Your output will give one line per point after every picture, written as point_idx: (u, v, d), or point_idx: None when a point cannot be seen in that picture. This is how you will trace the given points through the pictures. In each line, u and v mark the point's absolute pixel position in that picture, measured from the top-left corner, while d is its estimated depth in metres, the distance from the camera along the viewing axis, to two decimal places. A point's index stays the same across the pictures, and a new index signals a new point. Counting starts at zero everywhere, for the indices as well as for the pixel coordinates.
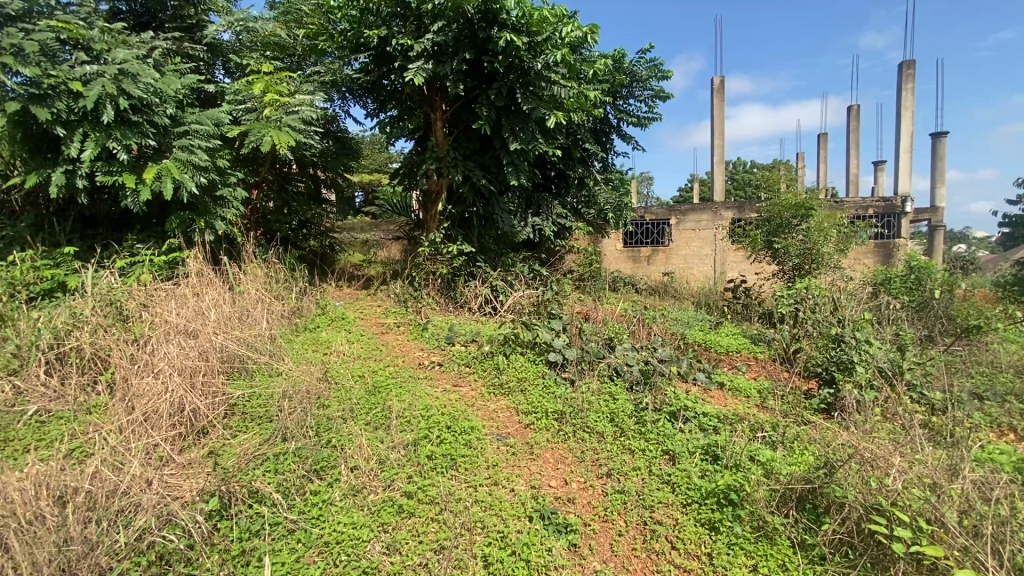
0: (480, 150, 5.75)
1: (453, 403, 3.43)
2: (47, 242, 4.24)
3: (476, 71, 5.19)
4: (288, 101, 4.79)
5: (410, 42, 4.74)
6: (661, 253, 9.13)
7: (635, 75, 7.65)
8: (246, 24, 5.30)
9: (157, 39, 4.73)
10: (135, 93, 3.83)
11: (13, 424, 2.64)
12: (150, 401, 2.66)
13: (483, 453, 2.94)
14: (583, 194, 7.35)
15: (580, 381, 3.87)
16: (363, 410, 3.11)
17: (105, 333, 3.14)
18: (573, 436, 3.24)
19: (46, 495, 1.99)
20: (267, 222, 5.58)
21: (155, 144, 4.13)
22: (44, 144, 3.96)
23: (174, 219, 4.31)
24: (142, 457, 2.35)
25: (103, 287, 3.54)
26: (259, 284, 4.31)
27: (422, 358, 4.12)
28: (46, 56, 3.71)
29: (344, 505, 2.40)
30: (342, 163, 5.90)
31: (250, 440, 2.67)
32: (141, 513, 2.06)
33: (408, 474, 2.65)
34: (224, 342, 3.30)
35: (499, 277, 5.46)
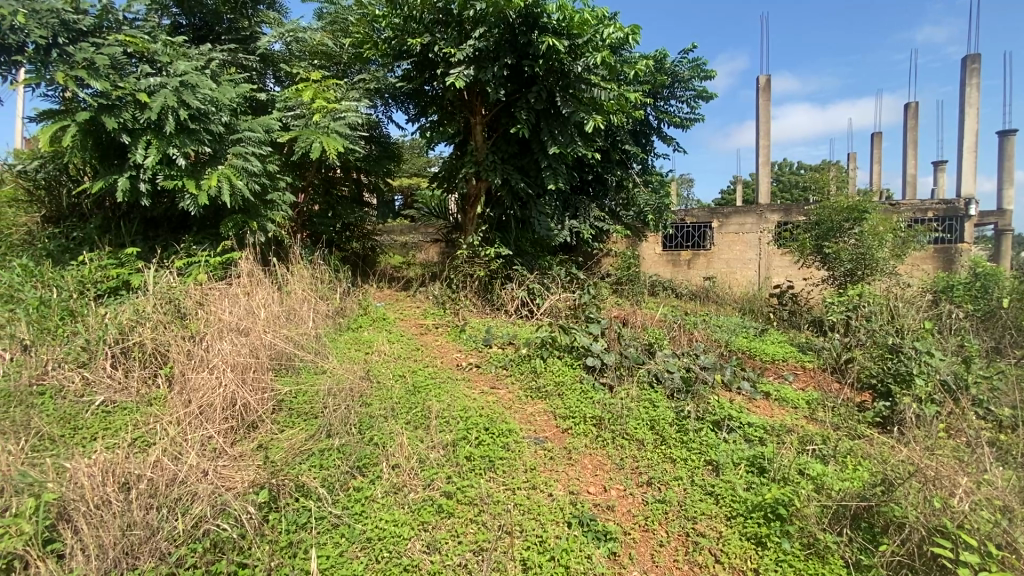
0: (519, 154, 5.77)
1: (491, 405, 3.44)
2: (113, 243, 4.53)
3: (516, 75, 5.21)
4: (335, 108, 4.98)
5: (452, 48, 4.78)
6: (702, 257, 8.90)
7: (676, 76, 7.50)
8: (295, 35, 5.50)
9: (214, 51, 4.99)
10: (194, 103, 4.05)
11: (83, 413, 2.82)
12: (206, 395, 2.79)
13: (521, 457, 2.93)
14: (622, 197, 7.26)
15: (619, 387, 3.80)
16: (403, 408, 3.17)
17: (165, 330, 3.32)
18: (612, 442, 3.18)
19: (112, 481, 2.11)
20: (312, 225, 5.78)
21: (211, 151, 4.35)
22: (112, 152, 4.23)
23: (228, 222, 4.54)
24: (198, 448, 2.46)
25: (163, 286, 3.75)
26: (305, 284, 4.46)
27: (460, 359, 4.16)
28: (115, 69, 3.96)
29: (385, 502, 2.45)
30: (385, 167, 6.04)
31: (297, 435, 2.77)
32: (197, 501, 2.15)
33: (447, 474, 2.67)
34: (273, 340, 3.44)
35: (536, 280, 5.46)
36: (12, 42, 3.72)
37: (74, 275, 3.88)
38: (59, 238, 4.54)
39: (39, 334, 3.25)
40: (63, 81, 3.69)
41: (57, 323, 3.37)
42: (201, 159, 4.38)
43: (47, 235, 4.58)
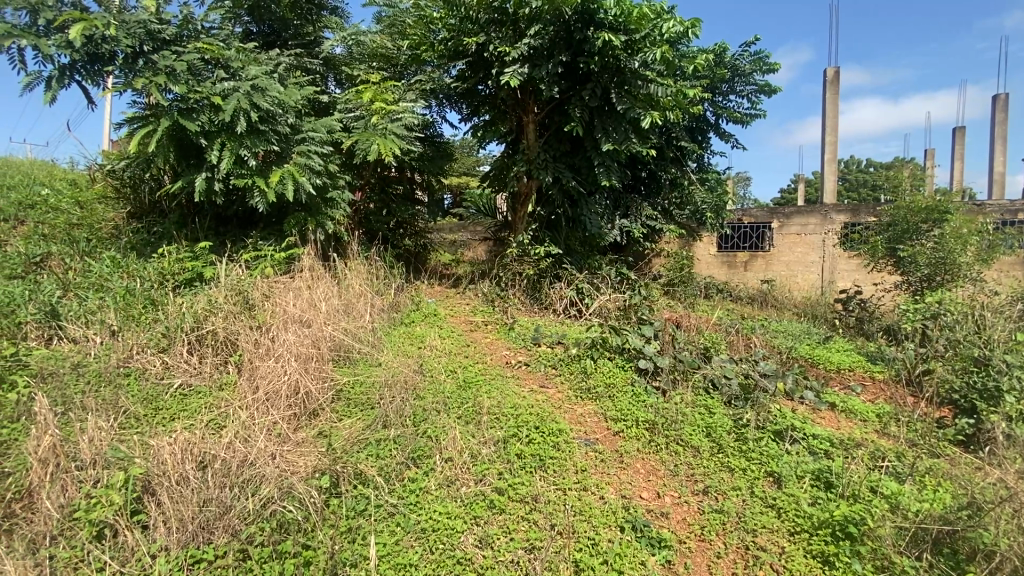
0: (571, 152, 5.72)
1: (540, 404, 3.42)
2: (188, 237, 4.86)
3: (571, 72, 5.16)
4: (393, 109, 5.12)
5: (506, 47, 4.80)
6: (761, 259, 8.51)
7: (737, 70, 7.21)
8: (356, 38, 5.68)
9: (282, 56, 5.24)
10: (264, 106, 4.27)
11: (163, 394, 3.02)
12: (272, 382, 2.94)
13: (572, 456, 2.90)
14: (676, 195, 7.05)
15: (672, 392, 3.69)
16: (455, 403, 3.21)
17: (235, 320, 3.53)
18: (666, 448, 3.10)
19: (191, 459, 2.25)
20: (368, 222, 5.96)
21: (278, 151, 4.57)
22: (190, 153, 4.53)
23: (292, 219, 4.77)
24: (265, 432, 2.58)
25: (233, 278, 3.98)
26: (361, 279, 4.61)
27: (509, 357, 4.17)
28: (192, 75, 4.22)
29: (439, 495, 2.49)
30: (438, 166, 6.15)
31: (355, 424, 2.87)
32: (266, 483, 2.27)
33: (499, 470, 2.69)
34: (333, 333, 3.60)
35: (586, 280, 5.41)
36: (105, 52, 4.00)
37: (155, 267, 4.18)
38: (143, 232, 4.91)
39: (125, 321, 3.52)
40: (148, 87, 3.96)
41: (140, 311, 3.64)
42: (269, 158, 4.62)
43: (132, 230, 4.96)
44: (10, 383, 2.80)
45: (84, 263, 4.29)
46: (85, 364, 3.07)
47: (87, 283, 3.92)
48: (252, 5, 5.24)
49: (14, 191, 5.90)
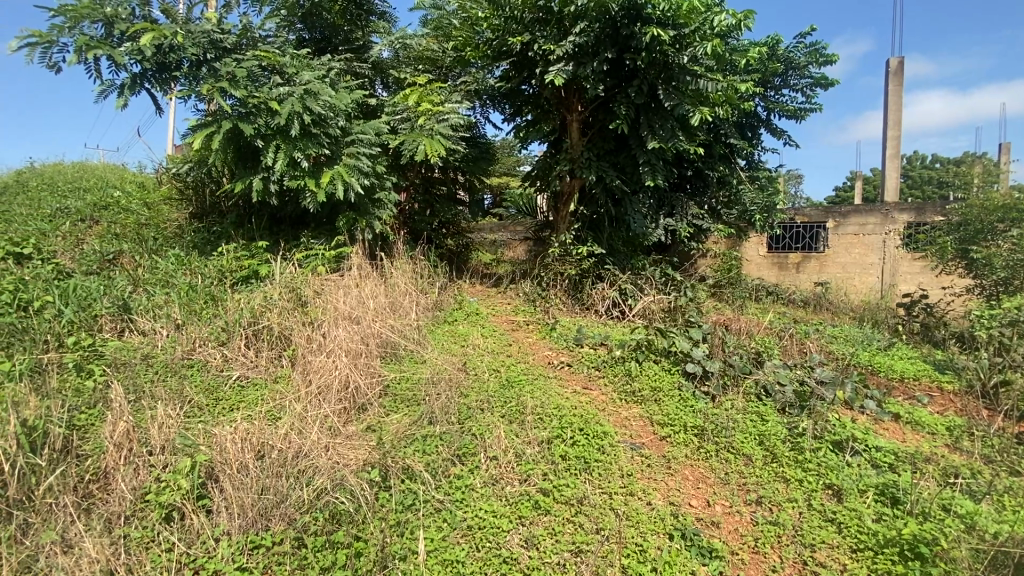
0: (616, 151, 5.62)
1: (584, 406, 3.37)
2: (245, 236, 5.09)
3: (617, 70, 5.08)
4: (440, 110, 5.18)
5: (552, 46, 4.77)
6: (815, 261, 8.11)
7: (791, 63, 6.90)
8: (404, 42, 5.76)
9: (334, 61, 5.41)
10: (316, 109, 4.43)
11: (223, 385, 3.17)
12: (324, 376, 3.04)
13: (617, 460, 2.84)
14: (724, 194, 6.82)
15: (722, 397, 3.56)
16: (499, 402, 3.21)
17: (289, 316, 3.67)
18: (716, 455, 3.00)
19: (250, 448, 2.35)
20: (413, 222, 6.07)
21: (329, 153, 4.73)
22: (247, 155, 4.74)
23: (342, 219, 4.93)
24: (318, 425, 2.67)
25: (287, 276, 4.14)
26: (407, 278, 4.70)
27: (552, 357, 4.14)
28: (251, 81, 4.41)
29: (485, 493, 2.50)
30: (481, 166, 6.20)
31: (402, 420, 2.92)
32: (319, 474, 2.34)
33: (544, 470, 2.67)
34: (380, 329, 3.69)
35: (629, 280, 5.31)
36: (172, 60, 4.24)
37: (216, 265, 4.41)
38: (203, 232, 5.18)
39: (189, 316, 3.72)
40: (210, 93, 4.16)
41: (202, 306, 3.85)
42: (320, 160, 4.78)
43: (194, 230, 5.24)
44: (88, 371, 3.01)
45: (152, 260, 4.57)
46: (154, 356, 3.27)
47: (154, 279, 4.17)
48: (306, 13, 5.45)
49: (90, 193, 6.36)
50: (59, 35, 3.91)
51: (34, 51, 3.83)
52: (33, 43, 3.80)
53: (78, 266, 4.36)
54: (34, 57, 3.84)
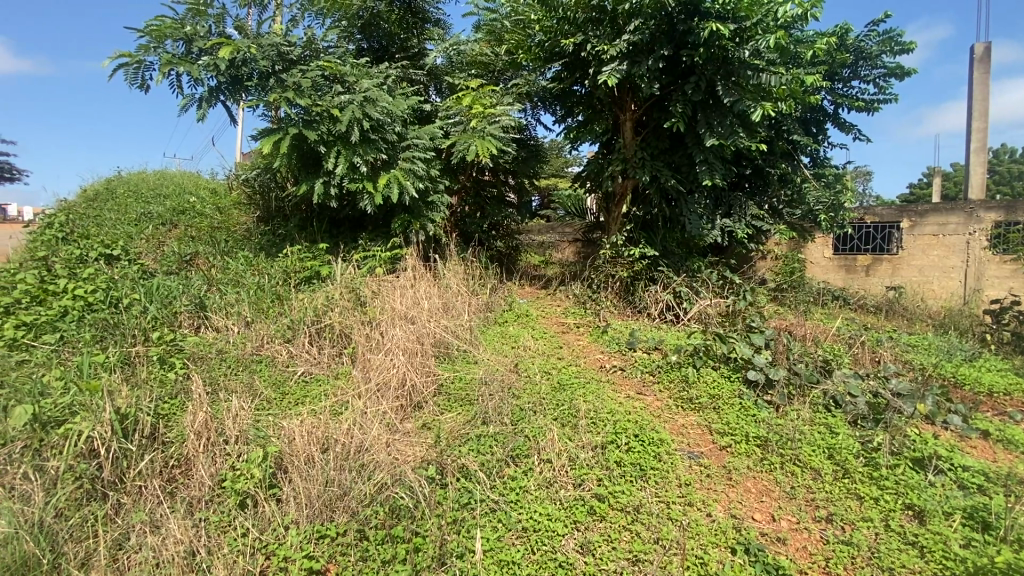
0: (671, 149, 5.46)
1: (639, 411, 3.29)
2: (308, 239, 5.34)
3: (672, 67, 4.94)
4: (492, 112, 5.21)
5: (605, 45, 4.71)
6: (887, 263, 7.55)
7: (862, 52, 6.49)
8: (458, 48, 5.88)
9: (391, 68, 5.59)
10: (375, 115, 4.59)
11: (289, 379, 3.33)
12: (383, 373, 3.15)
13: (675, 468, 2.76)
14: (786, 193, 6.49)
15: (787, 407, 3.39)
16: (551, 404, 3.19)
17: (350, 315, 3.81)
18: (781, 468, 2.85)
19: (316, 442, 2.46)
20: (464, 224, 6.15)
21: (386, 157, 4.88)
22: (310, 161, 4.97)
23: (397, 221, 5.07)
24: (378, 420, 2.76)
25: (347, 277, 4.30)
26: (459, 279, 4.78)
27: (604, 360, 4.06)
28: (314, 90, 4.63)
29: (539, 495, 2.50)
30: (532, 168, 6.20)
31: (457, 419, 2.97)
32: (379, 469, 2.41)
33: (598, 476, 2.63)
34: (435, 329, 3.77)
35: (684, 283, 5.16)
36: (245, 73, 4.51)
37: (281, 266, 4.64)
38: (270, 235, 5.47)
39: (257, 314, 3.93)
40: (278, 102, 4.41)
41: (269, 305, 4.06)
42: (377, 164, 4.94)
43: (261, 233, 5.54)
44: (170, 364, 3.24)
45: (224, 261, 4.87)
46: (227, 351, 3.48)
47: (227, 279, 4.44)
48: (364, 24, 5.65)
49: (170, 199, 6.87)
50: (146, 54, 4.26)
51: (127, 70, 4.19)
52: (125, 63, 4.15)
53: (159, 266, 4.72)
54: (127, 76, 4.21)
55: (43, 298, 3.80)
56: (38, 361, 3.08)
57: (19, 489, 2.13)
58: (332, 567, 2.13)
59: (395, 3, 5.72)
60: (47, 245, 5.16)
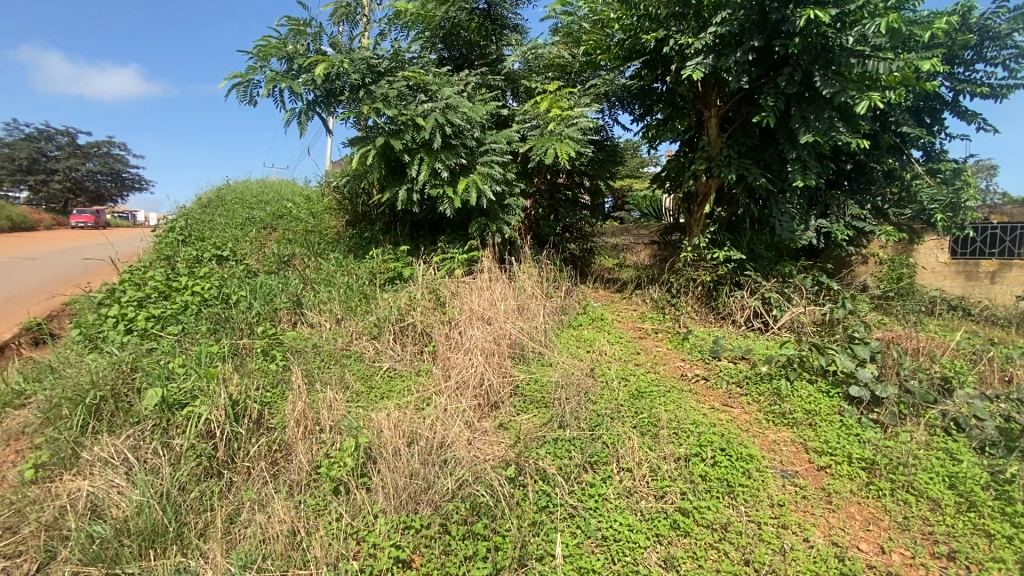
0: (761, 146, 5.12)
1: (725, 424, 3.10)
2: (391, 241, 5.61)
3: (762, 58, 4.62)
4: (570, 114, 5.18)
5: (689, 39, 4.50)
6: (1019, 269, 6.61)
7: (988, 31, 5.75)
8: (536, 52, 5.82)
9: (471, 76, 5.73)
10: (456, 121, 4.72)
11: (375, 374, 3.50)
12: (462, 372, 3.24)
13: (766, 487, 2.58)
14: (894, 190, 5.88)
15: (898, 428, 3.07)
16: (630, 412, 3.09)
17: (430, 314, 3.95)
18: (891, 495, 2.58)
19: (402, 435, 2.57)
20: (538, 227, 6.15)
21: (465, 162, 5.01)
22: (395, 168, 5.22)
23: (475, 224, 5.18)
24: (458, 418, 2.83)
25: (428, 278, 4.46)
26: (534, 281, 4.79)
27: (684, 369, 3.87)
28: (400, 100, 4.85)
29: (619, 504, 2.43)
30: (608, 169, 6.09)
31: (533, 420, 2.98)
32: (461, 466, 2.47)
33: (682, 489, 2.52)
34: (511, 330, 3.80)
35: (774, 288, 4.84)
36: (338, 86, 4.81)
37: (367, 267, 4.90)
38: (357, 238, 5.81)
39: (346, 311, 4.18)
40: (368, 113, 4.68)
41: (356, 303, 4.31)
42: (457, 170, 5.09)
43: (349, 235, 5.89)
44: (272, 356, 3.53)
45: (317, 262, 5.24)
46: (321, 345, 3.72)
47: (320, 279, 4.77)
48: (446, 34, 5.85)
49: (270, 205, 7.50)
50: (254, 73, 4.68)
51: (237, 88, 4.63)
52: (236, 81, 4.59)
53: (262, 267, 5.17)
54: (236, 92, 4.65)
55: (168, 294, 4.29)
56: (164, 349, 3.48)
57: (151, 462, 2.42)
58: (417, 558, 2.19)
59: (475, 10, 5.82)
60: (171, 247, 5.83)
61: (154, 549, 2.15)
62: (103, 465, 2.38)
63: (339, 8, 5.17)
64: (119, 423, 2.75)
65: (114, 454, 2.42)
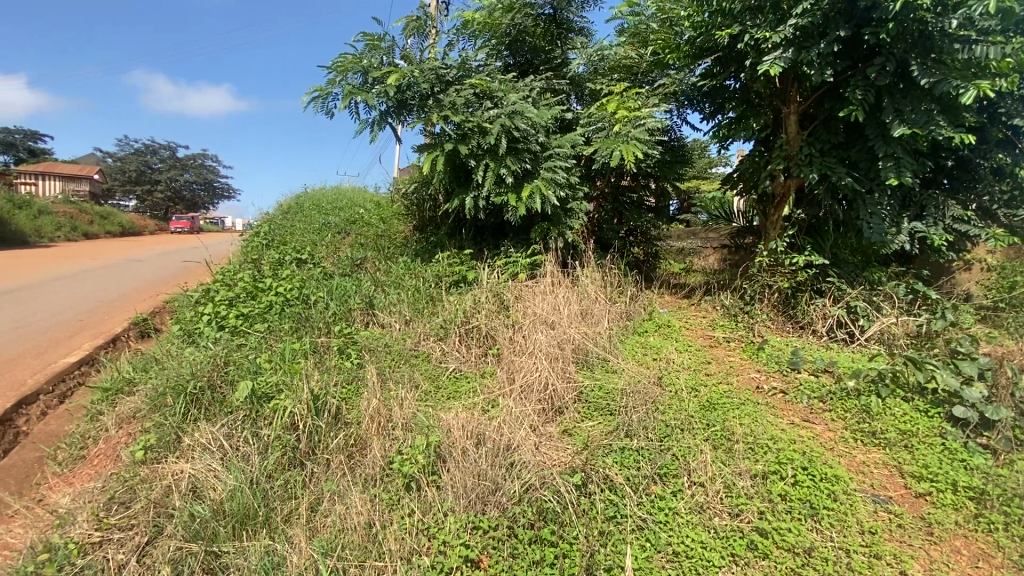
0: (847, 143, 4.76)
1: (806, 441, 2.91)
2: (455, 245, 5.74)
3: (850, 49, 4.30)
4: (637, 115, 5.06)
5: (766, 33, 4.27)
6: None
7: None
8: (602, 53, 5.76)
9: (536, 81, 5.76)
10: (521, 126, 4.76)
11: (442, 374, 3.59)
12: (527, 376, 3.26)
13: (855, 512, 2.39)
14: (1005, 189, 5.28)
15: (1012, 456, 2.74)
16: (701, 424, 2.96)
17: (495, 318, 4.00)
18: (1006, 531, 2.31)
19: (470, 436, 2.63)
20: (601, 231, 6.06)
21: (529, 167, 5.04)
22: (460, 174, 5.34)
23: (538, 229, 5.18)
24: (523, 421, 2.85)
25: (492, 282, 4.52)
26: (598, 285, 4.72)
27: (759, 380, 3.66)
28: (467, 107, 4.96)
29: (690, 520, 2.34)
30: (676, 171, 5.90)
31: (599, 428, 2.94)
32: (528, 470, 2.49)
33: (760, 508, 2.39)
34: (575, 335, 3.77)
35: (861, 297, 4.49)
36: (409, 96, 4.99)
37: (433, 271, 5.04)
38: (423, 242, 6.00)
39: (414, 313, 4.32)
40: (436, 121, 4.82)
41: (424, 305, 4.44)
42: (521, 174, 5.13)
43: (416, 240, 6.09)
44: (347, 353, 3.73)
45: (387, 265, 5.46)
46: (392, 345, 3.87)
47: (390, 282, 4.97)
48: (512, 41, 5.93)
49: (344, 211, 7.92)
50: (332, 87, 4.97)
51: (317, 101, 4.94)
52: (317, 95, 4.90)
53: (337, 270, 5.47)
54: (317, 105, 4.95)
55: (255, 294, 4.63)
56: (252, 345, 3.77)
57: (243, 450, 2.63)
58: (485, 558, 2.21)
59: (541, 16, 5.88)
60: (257, 250, 6.30)
61: (246, 532, 2.31)
62: (202, 450, 2.62)
63: (411, 21, 5.36)
64: (215, 411, 3.00)
65: (211, 441, 2.66)
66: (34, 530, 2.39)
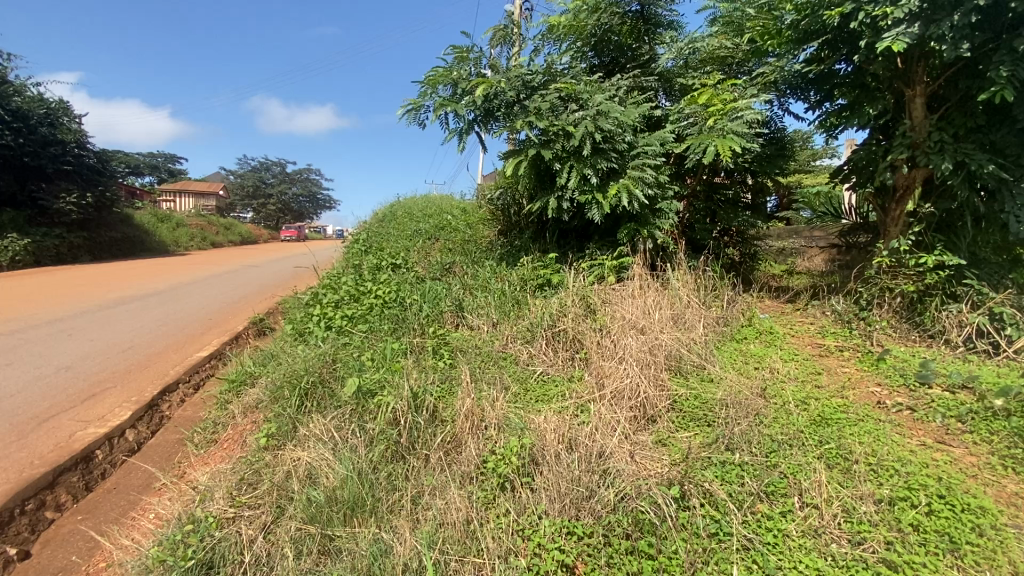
0: (988, 126, 4.14)
1: (942, 466, 2.57)
2: (540, 248, 5.76)
3: (991, 18, 3.72)
4: (734, 106, 4.75)
5: (884, 9, 3.84)
6: None
7: None
8: (693, 45, 5.49)
9: (622, 79, 5.64)
10: (606, 127, 4.69)
11: (530, 377, 3.62)
12: (617, 381, 3.21)
13: (1007, 551, 2.07)
14: None
15: None
16: (812, 441, 2.73)
17: (583, 322, 3.98)
18: None
19: (562, 441, 2.67)
20: (693, 231, 5.79)
21: (615, 167, 4.95)
22: (545, 178, 5.36)
23: (624, 231, 5.06)
24: (614, 428, 2.82)
25: (580, 285, 4.49)
26: (690, 289, 4.52)
27: (881, 396, 3.28)
28: (552, 111, 4.98)
29: (803, 544, 2.16)
30: (778, 165, 5.46)
31: (696, 439, 2.81)
32: (623, 479, 2.45)
33: (887, 538, 2.15)
34: (668, 341, 3.64)
35: (1009, 302, 3.91)
36: (495, 104, 5.10)
37: (519, 274, 5.11)
38: (509, 246, 6.08)
39: (502, 317, 4.39)
40: (521, 126, 4.87)
41: (511, 308, 4.51)
42: (608, 175, 5.04)
43: (502, 243, 6.21)
44: (440, 354, 3.90)
45: (475, 269, 5.62)
46: (482, 346, 3.97)
47: (478, 285, 5.10)
48: (597, 41, 5.86)
49: (433, 218, 8.28)
50: (424, 99, 5.23)
51: (411, 114, 5.22)
52: (410, 108, 5.17)
53: (429, 274, 5.73)
54: (411, 118, 5.24)
55: (356, 297, 4.99)
56: (355, 344, 4.06)
57: (352, 441, 2.86)
58: (580, 565, 2.19)
59: (628, 13, 5.72)
60: (357, 257, 6.78)
61: (354, 518, 2.48)
62: (317, 440, 2.87)
63: (497, 30, 5.49)
64: (325, 405, 3.27)
65: (323, 433, 2.91)
66: (179, 501, 2.75)
